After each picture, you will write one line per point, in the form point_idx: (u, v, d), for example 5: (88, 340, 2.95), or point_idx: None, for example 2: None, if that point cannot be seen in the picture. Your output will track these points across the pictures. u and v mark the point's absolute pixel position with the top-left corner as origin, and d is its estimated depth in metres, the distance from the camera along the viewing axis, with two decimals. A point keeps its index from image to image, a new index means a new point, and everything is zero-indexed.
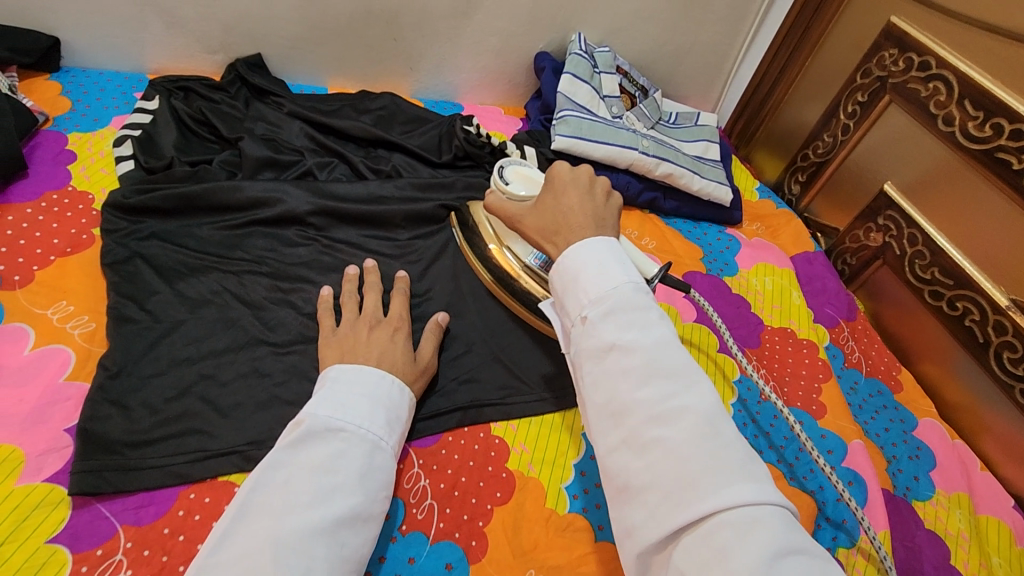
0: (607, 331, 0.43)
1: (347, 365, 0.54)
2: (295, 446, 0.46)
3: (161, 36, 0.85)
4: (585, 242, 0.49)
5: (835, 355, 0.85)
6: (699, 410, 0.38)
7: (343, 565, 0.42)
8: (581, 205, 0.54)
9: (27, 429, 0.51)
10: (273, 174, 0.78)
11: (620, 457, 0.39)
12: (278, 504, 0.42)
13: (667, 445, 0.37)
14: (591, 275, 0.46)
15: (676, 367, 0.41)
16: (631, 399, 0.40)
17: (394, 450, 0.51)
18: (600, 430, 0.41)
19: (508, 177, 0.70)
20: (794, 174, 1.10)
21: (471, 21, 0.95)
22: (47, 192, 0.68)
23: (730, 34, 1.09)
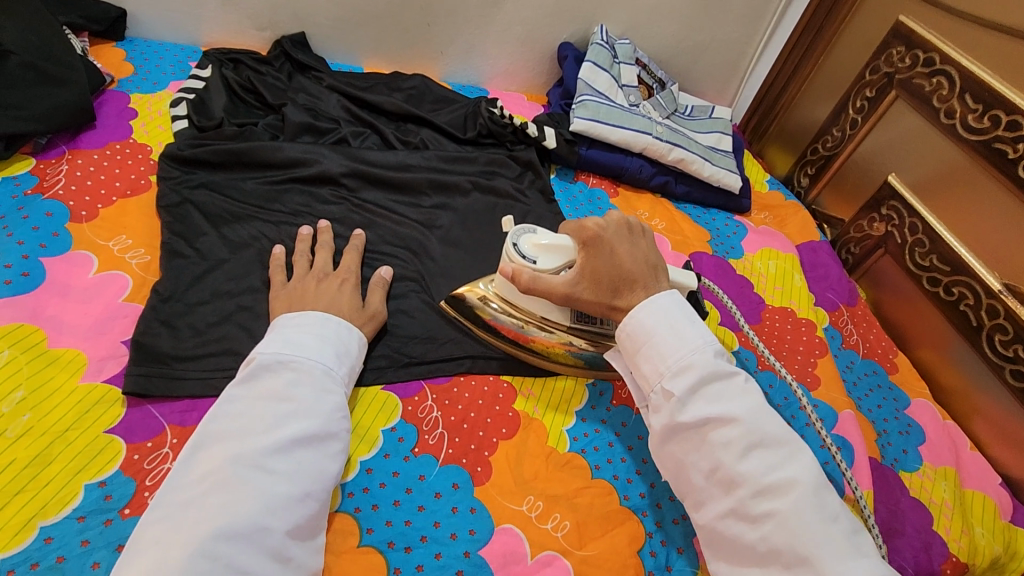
0: (696, 404, 0.53)
1: (295, 312, 0.58)
2: (249, 383, 0.51)
3: (216, 12, 0.93)
4: (651, 301, 0.59)
5: (833, 336, 0.89)
6: (802, 481, 0.49)
7: (303, 477, 0.47)
8: (633, 256, 0.62)
9: (90, 338, 0.58)
10: (311, 139, 0.85)
11: (734, 523, 0.50)
12: (233, 432, 0.47)
13: (781, 516, 0.47)
14: (670, 345, 0.56)
15: (769, 437, 0.51)
16: (737, 470, 0.50)
17: (344, 380, 0.55)
18: (708, 495, 0.52)
19: (530, 253, 0.64)
20: (804, 168, 1.14)
21: (500, 9, 1.01)
22: (111, 142, 0.75)
23: (747, 32, 1.14)
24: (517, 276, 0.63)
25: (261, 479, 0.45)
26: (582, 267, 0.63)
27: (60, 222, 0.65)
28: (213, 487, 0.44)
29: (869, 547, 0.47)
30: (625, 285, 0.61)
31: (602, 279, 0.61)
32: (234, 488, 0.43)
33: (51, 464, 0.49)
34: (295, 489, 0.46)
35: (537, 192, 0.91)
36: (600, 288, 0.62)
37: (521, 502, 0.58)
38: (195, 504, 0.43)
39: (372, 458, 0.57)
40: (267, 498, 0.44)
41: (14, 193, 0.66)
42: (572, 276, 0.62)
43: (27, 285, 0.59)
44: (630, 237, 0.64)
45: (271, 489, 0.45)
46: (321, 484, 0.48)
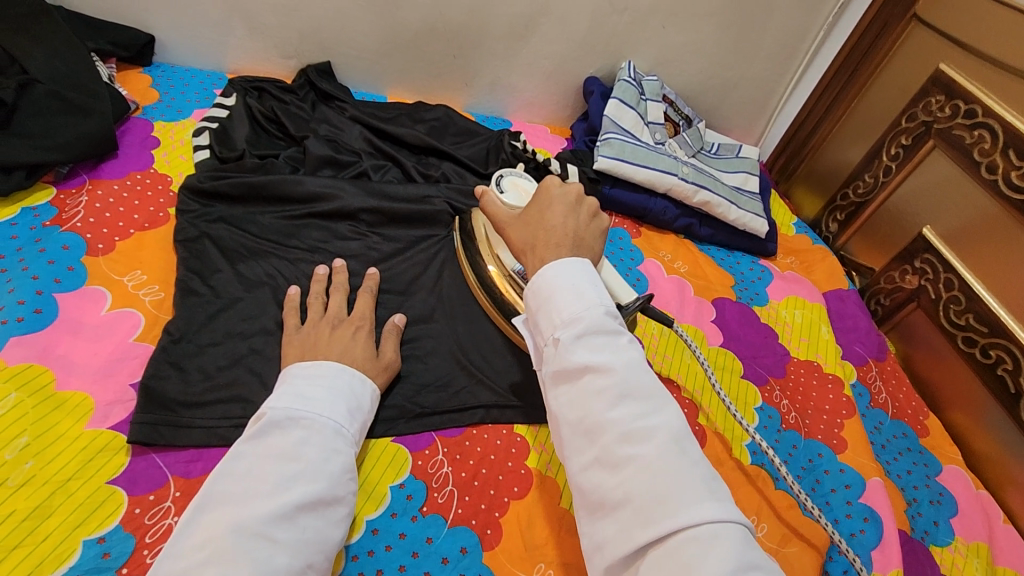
0: (582, 353, 0.46)
1: (305, 361, 0.56)
2: (256, 438, 0.48)
3: (243, 39, 0.93)
4: (561, 262, 0.52)
5: (861, 394, 0.85)
6: (669, 430, 0.42)
7: (306, 548, 0.44)
8: (564, 218, 0.57)
9: (98, 380, 0.56)
10: (332, 172, 0.84)
11: (596, 474, 0.42)
12: (237, 494, 0.44)
13: (642, 461, 0.41)
14: (567, 299, 0.49)
15: (643, 388, 0.44)
16: (607, 418, 0.43)
17: (353, 439, 0.53)
18: (574, 447, 0.45)
19: (505, 186, 0.69)
20: (833, 212, 1.11)
21: (527, 43, 1.00)
22: (132, 172, 0.75)
23: (777, 71, 1.11)
24: (482, 195, 0.64)
25: (265, 548, 0.42)
26: (519, 213, 0.61)
27: (76, 255, 0.64)
28: (211, 559, 0.40)
29: (727, 494, 0.41)
30: (542, 236, 0.56)
31: (527, 223, 0.59)
32: (236, 560, 0.40)
33: (50, 517, 0.48)
34: (297, 562, 0.43)
35: None
36: (523, 234, 0.58)
37: (531, 570, 0.55)
38: (191, 575, 0.39)
39: (378, 517, 0.55)
40: (270, 572, 0.41)
41: (33, 224, 0.66)
42: (513, 215, 0.61)
43: (39, 322, 0.58)
44: (574, 206, 0.59)
45: (274, 560, 0.42)
46: (322, 556, 0.45)
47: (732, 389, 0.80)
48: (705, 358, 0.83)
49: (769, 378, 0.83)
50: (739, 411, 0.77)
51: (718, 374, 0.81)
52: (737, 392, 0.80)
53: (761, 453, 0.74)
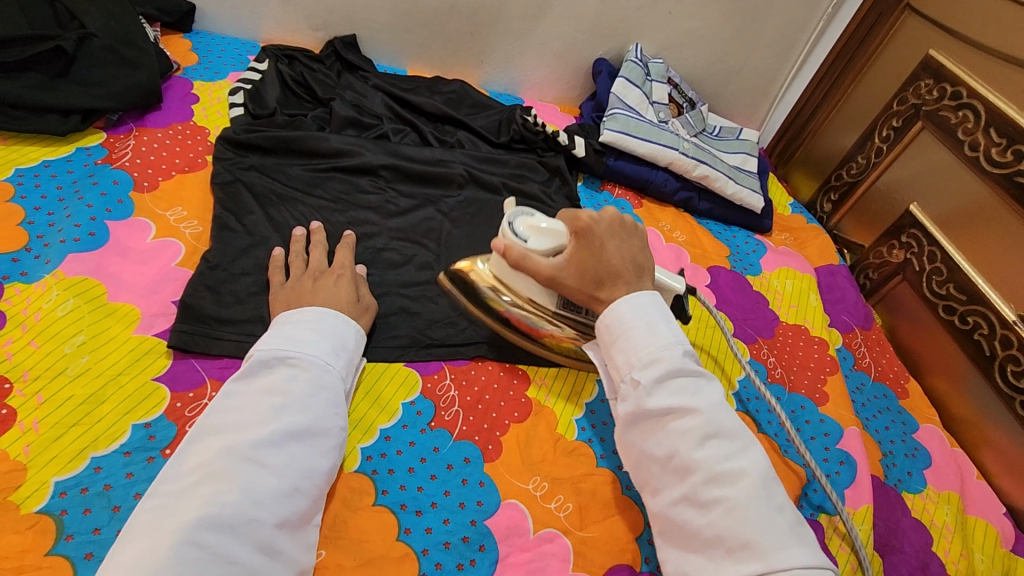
0: (662, 394, 0.54)
1: (294, 309, 0.60)
2: (247, 379, 0.53)
3: (276, 11, 1.00)
4: (633, 298, 0.61)
5: (845, 357, 0.90)
6: (753, 473, 0.50)
7: (293, 472, 0.48)
8: (621, 256, 0.64)
9: (144, 295, 0.63)
10: (355, 132, 0.90)
11: (684, 510, 0.51)
12: (229, 425, 0.49)
13: (729, 502, 0.48)
14: (642, 336, 0.58)
15: (727, 429, 0.53)
16: (693, 456, 0.51)
17: (341, 375, 0.57)
18: (665, 481, 0.53)
19: (523, 232, 0.66)
20: (827, 193, 1.16)
21: (541, 23, 1.07)
22: (174, 123, 0.81)
23: (779, 59, 1.17)
24: (507, 251, 0.65)
25: (254, 472, 0.46)
26: (570, 257, 0.64)
27: (124, 190, 0.71)
28: (205, 479, 0.45)
29: (812, 539, 0.49)
30: (608, 279, 0.63)
31: (589, 272, 0.63)
32: (225, 479, 0.45)
33: (103, 403, 0.54)
34: (285, 484, 0.47)
35: (563, 197, 0.95)
36: (585, 281, 0.63)
37: (527, 481, 0.61)
38: (186, 492, 0.44)
39: (391, 427, 0.61)
40: (257, 491, 0.45)
41: (87, 162, 0.72)
42: (561, 261, 0.64)
43: (93, 243, 0.65)
44: (623, 235, 0.66)
45: (262, 482, 0.46)
46: (311, 480, 0.50)
47: (723, 345, 0.85)
48: (698, 316, 0.88)
49: (757, 338, 0.88)
50: (727, 364, 0.82)
51: (708, 331, 0.86)
52: (727, 348, 0.85)
53: (746, 400, 0.79)
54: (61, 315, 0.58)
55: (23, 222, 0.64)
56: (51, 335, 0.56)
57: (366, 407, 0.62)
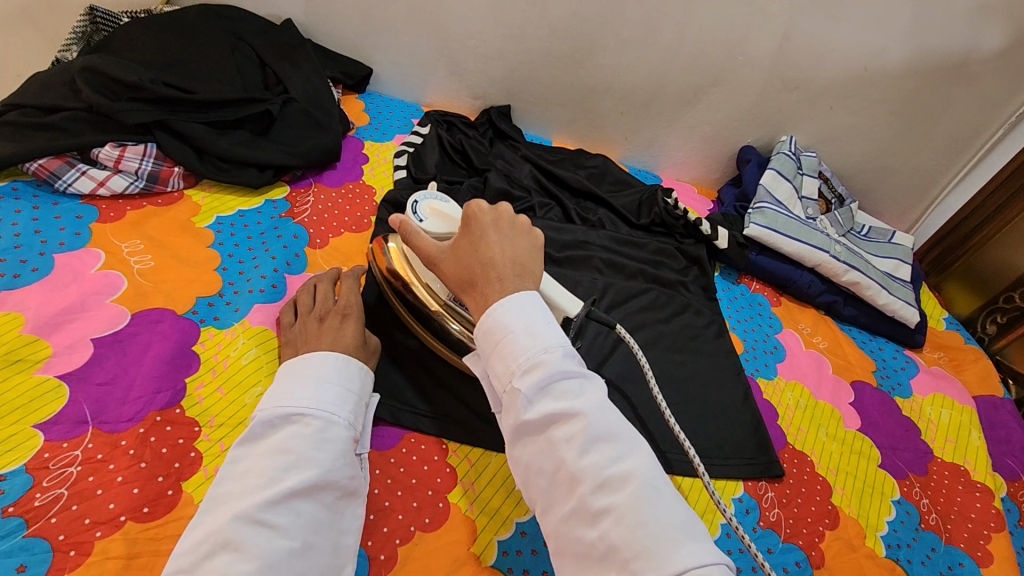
0: (545, 401, 0.45)
1: (298, 357, 0.59)
2: (248, 442, 0.52)
3: (443, 80, 1.06)
4: (510, 298, 0.50)
5: (1011, 510, 0.80)
6: (641, 475, 0.42)
7: (303, 529, 0.48)
8: (502, 249, 0.55)
9: None
10: (504, 204, 0.93)
11: (575, 526, 0.41)
12: (236, 491, 0.48)
13: (619, 511, 0.40)
14: (520, 338, 0.47)
15: (611, 431, 0.44)
16: (577, 466, 0.42)
17: (349, 422, 0.56)
18: (555, 496, 0.43)
19: (424, 214, 0.71)
20: (991, 314, 1.08)
21: (693, 108, 1.07)
22: (347, 182, 0.88)
23: (944, 162, 1.10)
24: (402, 225, 0.59)
25: (263, 534, 0.45)
26: (452, 244, 0.58)
27: (301, 245, 0.77)
28: (219, 550, 0.44)
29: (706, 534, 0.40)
30: (481, 275, 0.53)
31: (461, 260, 0.56)
32: (237, 548, 0.44)
33: None
34: (296, 542, 0.47)
35: (699, 288, 0.94)
36: (459, 269, 0.56)
37: None
38: (198, 567, 0.43)
39: (526, 522, 0.61)
40: (270, 555, 0.45)
41: (273, 214, 0.79)
42: (445, 246, 0.58)
43: (276, 294, 0.70)
44: (510, 233, 0.57)
45: (273, 544, 0.45)
46: (321, 534, 0.49)
47: (868, 477, 0.78)
48: (841, 438, 0.81)
49: (908, 473, 0.80)
50: (874, 500, 0.75)
51: (851, 457, 0.79)
52: (873, 481, 0.78)
53: (897, 548, 0.71)
54: (244, 362, 0.63)
55: (218, 268, 0.71)
56: (235, 382, 0.61)
57: (504, 498, 0.62)
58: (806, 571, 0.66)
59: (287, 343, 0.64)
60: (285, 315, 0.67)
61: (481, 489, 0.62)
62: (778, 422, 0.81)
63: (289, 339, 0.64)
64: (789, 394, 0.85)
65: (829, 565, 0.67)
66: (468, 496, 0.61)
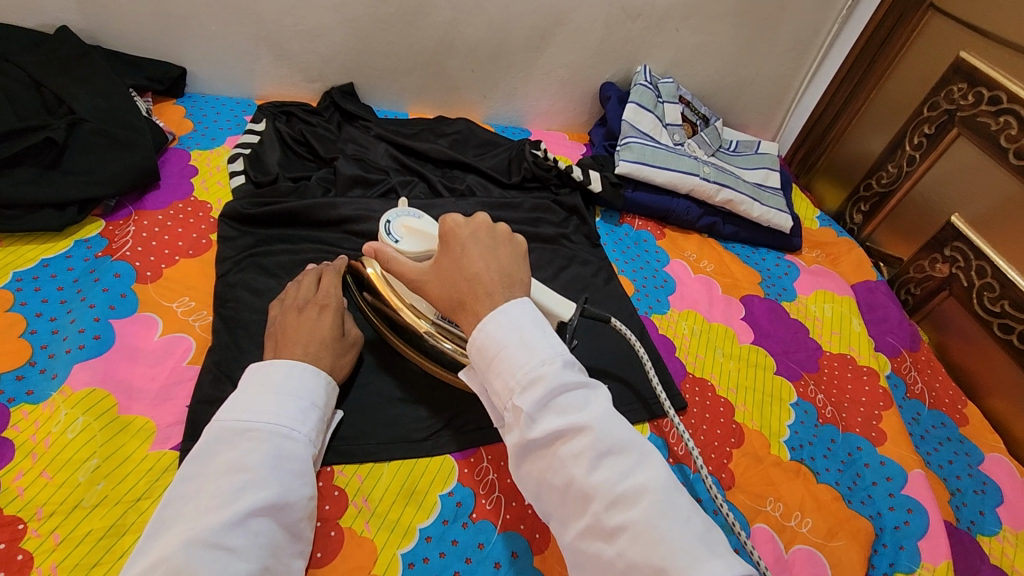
0: (548, 417, 0.43)
1: (263, 365, 0.55)
2: (204, 460, 0.48)
3: (270, 66, 0.96)
4: (501, 310, 0.48)
5: (896, 385, 0.85)
6: (656, 488, 0.41)
7: (261, 550, 0.45)
8: (486, 264, 0.52)
9: (157, 404, 0.59)
10: (361, 191, 0.86)
11: (592, 542, 0.41)
12: (189, 514, 0.45)
13: (635, 528, 0.39)
14: (518, 354, 0.45)
15: (621, 442, 0.43)
16: (588, 483, 0.41)
17: (309, 438, 0.53)
18: (569, 511, 0.43)
19: (398, 234, 0.63)
20: (856, 203, 1.13)
21: (544, 53, 1.02)
22: (174, 201, 0.78)
23: (792, 66, 1.12)
24: (377, 253, 0.59)
25: (219, 558, 0.42)
26: (434, 263, 0.55)
27: (126, 283, 0.67)
28: None
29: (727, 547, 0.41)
30: (470, 293, 0.51)
31: (447, 279, 0.53)
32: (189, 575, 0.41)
33: (124, 535, 0.50)
34: (254, 565, 0.44)
35: (582, 238, 0.92)
36: (446, 287, 0.53)
37: None
38: None
39: (430, 526, 0.57)
40: None
41: (86, 256, 0.69)
42: (426, 266, 0.56)
43: (99, 347, 0.61)
44: (491, 243, 0.54)
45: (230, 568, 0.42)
46: (277, 557, 0.46)
47: (766, 386, 0.80)
48: (737, 356, 0.83)
49: (802, 374, 0.83)
50: (773, 408, 0.78)
51: (749, 371, 0.81)
52: (771, 389, 0.80)
53: (799, 449, 0.74)
54: (71, 437, 0.54)
55: (25, 333, 0.61)
56: (63, 462, 0.53)
57: (404, 505, 0.58)
58: (719, 496, 0.67)
59: (270, 334, 0.63)
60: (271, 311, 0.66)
61: (377, 504, 0.58)
62: (676, 354, 0.81)
63: (272, 329, 0.63)
64: (683, 323, 0.85)
65: (740, 482, 0.69)
66: (362, 515, 0.56)
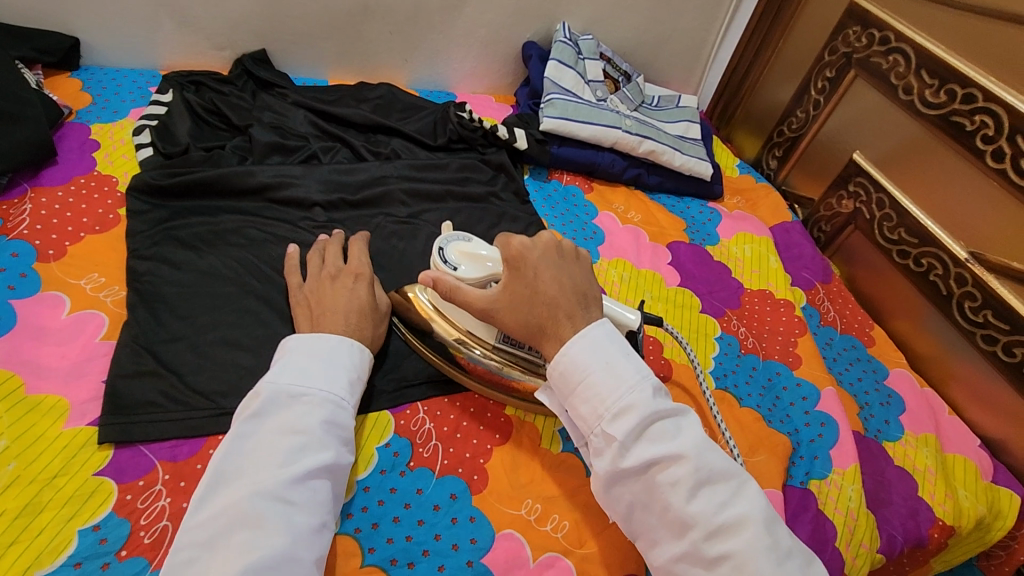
0: (642, 447, 0.48)
1: (310, 334, 0.57)
2: (258, 418, 0.50)
3: (172, 34, 0.91)
4: (584, 336, 0.52)
5: (811, 314, 0.91)
6: (752, 514, 0.46)
7: (319, 508, 0.47)
8: (561, 285, 0.55)
9: (69, 382, 0.57)
10: (280, 158, 0.84)
11: (688, 565, 0.46)
12: (249, 469, 0.47)
13: (735, 557, 0.44)
14: (608, 383, 0.50)
15: (714, 469, 0.47)
16: (688, 511, 0.46)
17: (354, 407, 0.55)
18: (662, 534, 0.48)
19: (453, 260, 0.61)
20: (772, 150, 1.18)
21: (462, 12, 1.01)
22: (74, 177, 0.74)
23: (706, 20, 1.15)
24: (437, 282, 0.58)
25: (282, 511, 0.45)
26: (504, 289, 0.56)
27: (26, 263, 0.64)
28: (238, 526, 0.43)
29: (808, 566, 0.47)
30: (550, 317, 0.54)
31: (524, 307, 0.55)
32: (258, 524, 0.43)
33: (42, 512, 0.49)
34: (314, 520, 0.46)
35: (511, 195, 0.92)
36: (523, 314, 0.55)
37: (519, 506, 0.59)
38: (218, 542, 0.43)
39: (368, 477, 0.58)
40: (293, 532, 0.44)
41: None
42: (494, 291, 0.57)
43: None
44: (560, 262, 0.57)
45: (294, 522, 0.45)
46: (332, 513, 0.49)
47: (691, 323, 0.84)
48: (665, 299, 0.87)
49: (725, 310, 0.87)
50: (698, 342, 0.82)
51: (677, 312, 0.85)
52: (696, 326, 0.84)
53: (723, 377, 0.78)
54: None
55: None
56: None
57: None
58: None
59: (302, 301, 0.65)
60: (295, 277, 0.68)
61: None
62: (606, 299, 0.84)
63: (304, 297, 0.65)
64: (613, 271, 0.88)
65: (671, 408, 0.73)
66: None
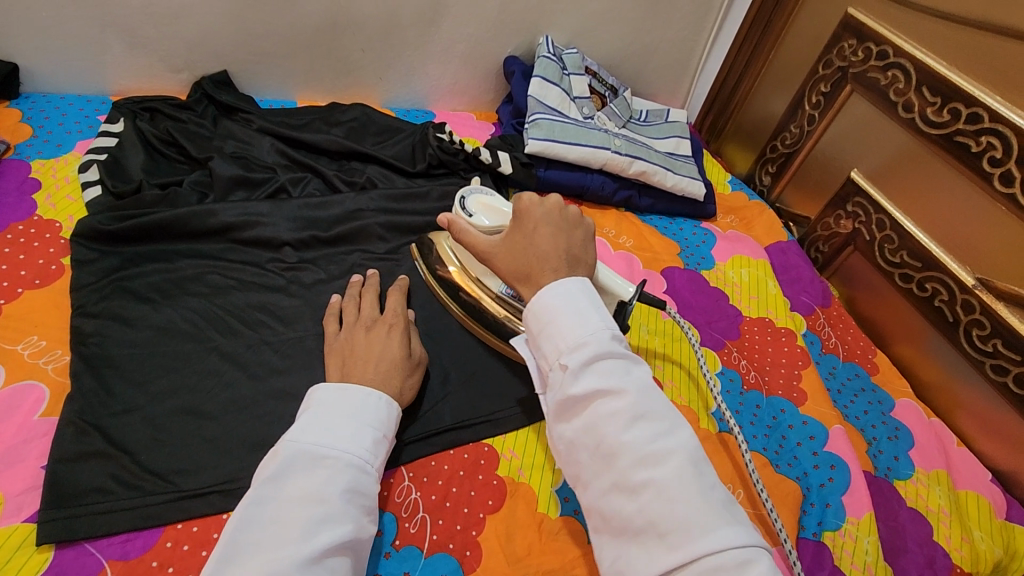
0: (588, 376, 0.44)
1: (338, 385, 0.52)
2: (278, 480, 0.44)
3: (122, 56, 0.84)
4: (558, 282, 0.49)
5: (812, 342, 0.87)
6: (683, 452, 0.40)
7: None
8: (557, 243, 0.53)
9: (2, 470, 0.50)
10: (244, 193, 0.77)
11: (613, 499, 0.41)
12: (263, 545, 0.41)
13: (659, 486, 0.39)
14: (568, 318, 0.47)
15: (655, 409, 0.43)
16: (619, 440, 0.41)
17: (377, 473, 0.50)
18: (591, 470, 0.43)
19: (473, 209, 0.70)
20: (764, 165, 1.14)
21: (439, 27, 0.95)
22: (12, 223, 0.67)
23: (693, 30, 1.11)
24: (451, 224, 0.60)
25: None
26: (505, 239, 0.56)
27: None
28: None
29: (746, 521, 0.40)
30: (537, 265, 0.52)
31: (518, 257, 0.54)
32: None
33: None
34: None
35: None
36: (516, 261, 0.54)
37: None
38: None
39: None
40: None
41: None
42: (496, 241, 0.57)
43: None
44: (563, 225, 0.55)
45: None
46: None
47: (691, 359, 0.79)
48: (663, 333, 0.82)
49: (725, 342, 0.83)
50: (699, 381, 0.77)
51: (676, 347, 0.80)
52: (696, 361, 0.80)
53: None
54: None
55: None
56: None
57: None
58: None
59: (335, 353, 0.59)
60: (332, 325, 0.63)
61: None
62: None
63: (336, 348, 0.60)
64: None
65: None
66: None
